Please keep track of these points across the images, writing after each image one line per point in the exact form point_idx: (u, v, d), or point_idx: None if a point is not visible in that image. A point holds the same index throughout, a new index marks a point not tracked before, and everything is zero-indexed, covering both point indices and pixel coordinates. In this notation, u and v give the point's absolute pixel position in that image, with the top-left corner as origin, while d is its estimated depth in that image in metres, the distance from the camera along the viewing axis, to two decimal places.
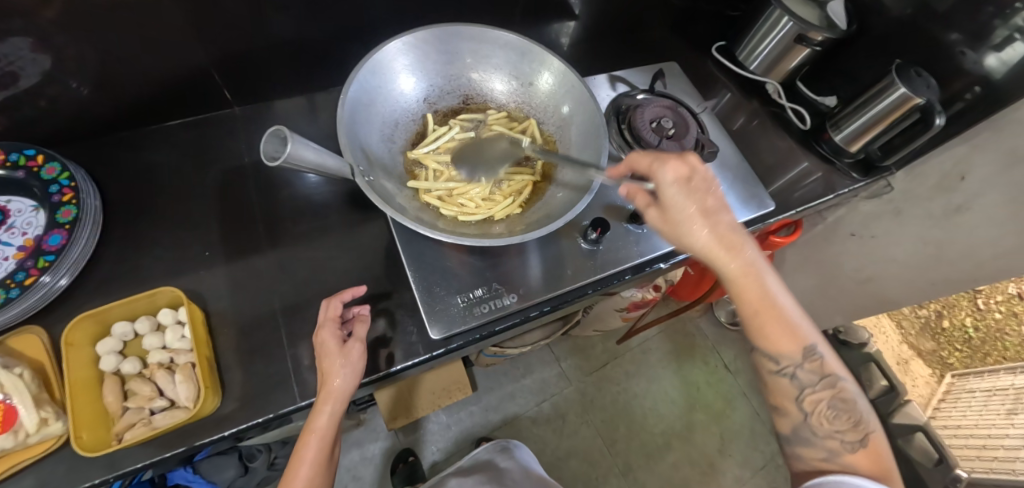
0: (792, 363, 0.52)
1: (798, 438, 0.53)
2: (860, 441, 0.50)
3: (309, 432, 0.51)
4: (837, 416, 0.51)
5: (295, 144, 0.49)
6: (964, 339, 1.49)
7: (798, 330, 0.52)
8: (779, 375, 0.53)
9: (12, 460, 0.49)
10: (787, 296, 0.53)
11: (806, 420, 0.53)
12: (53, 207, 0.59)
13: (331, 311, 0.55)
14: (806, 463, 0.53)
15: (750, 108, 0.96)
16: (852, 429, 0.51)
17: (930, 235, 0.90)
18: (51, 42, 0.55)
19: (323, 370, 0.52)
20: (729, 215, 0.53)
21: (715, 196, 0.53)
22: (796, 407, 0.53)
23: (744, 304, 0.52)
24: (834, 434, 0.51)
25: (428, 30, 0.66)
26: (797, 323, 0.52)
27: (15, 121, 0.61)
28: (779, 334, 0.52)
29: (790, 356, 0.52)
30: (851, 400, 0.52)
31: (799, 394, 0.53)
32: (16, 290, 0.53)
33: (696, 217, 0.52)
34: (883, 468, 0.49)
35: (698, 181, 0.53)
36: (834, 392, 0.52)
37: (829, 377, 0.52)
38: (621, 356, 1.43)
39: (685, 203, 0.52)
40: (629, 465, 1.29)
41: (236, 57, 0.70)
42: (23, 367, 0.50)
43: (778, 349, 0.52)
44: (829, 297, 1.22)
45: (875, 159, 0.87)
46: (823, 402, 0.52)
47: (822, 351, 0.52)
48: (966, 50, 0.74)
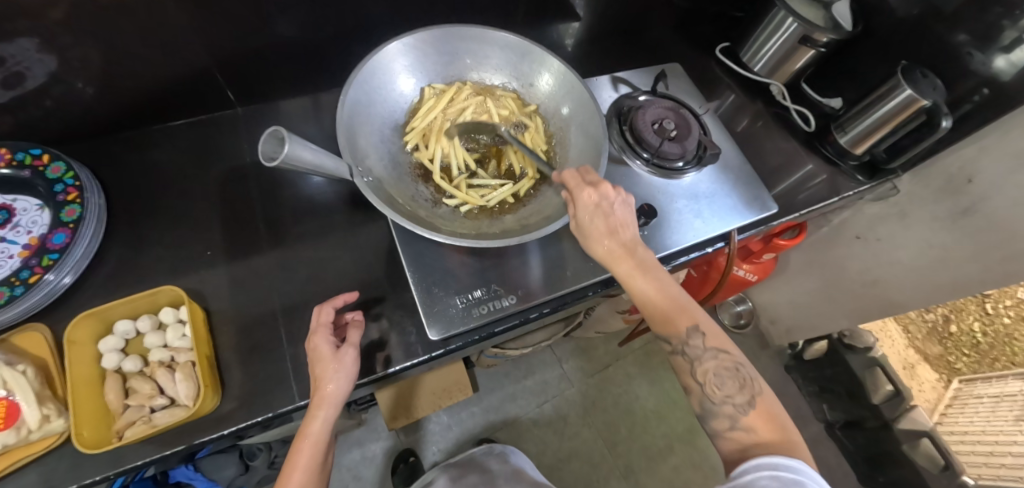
0: (681, 342, 0.53)
1: (705, 413, 0.52)
2: (749, 404, 0.50)
3: (302, 439, 0.51)
4: (725, 382, 0.51)
5: (293, 144, 0.49)
6: (972, 343, 1.45)
7: (680, 314, 0.53)
8: (676, 355, 0.54)
9: (14, 456, 0.50)
10: (675, 288, 0.55)
11: (704, 392, 0.52)
12: (58, 206, 0.59)
13: (323, 317, 0.55)
14: (721, 439, 0.51)
15: (754, 109, 0.95)
16: (740, 392, 0.50)
17: (937, 238, 0.89)
18: (56, 43, 0.56)
19: (315, 375, 0.52)
20: (631, 229, 0.56)
21: (615, 214, 0.55)
22: (695, 382, 0.53)
23: (637, 299, 0.55)
24: (726, 400, 0.50)
25: (428, 31, 0.66)
26: (681, 309, 0.53)
27: (22, 121, 0.62)
28: (666, 314, 0.53)
29: (677, 335, 0.53)
30: (736, 365, 0.52)
31: (693, 368, 0.52)
32: (20, 288, 0.54)
33: (599, 229, 0.55)
34: (782, 430, 0.48)
35: (605, 207, 0.55)
36: (719, 362, 0.52)
37: (714, 350, 0.52)
38: (624, 358, 1.43)
39: (589, 218, 0.55)
40: (630, 468, 1.29)
41: (239, 58, 0.70)
42: (26, 364, 0.51)
43: (670, 330, 0.53)
44: (834, 301, 1.21)
45: (880, 161, 0.86)
46: (711, 372, 0.52)
47: (708, 328, 0.53)
48: (973, 52, 0.72)
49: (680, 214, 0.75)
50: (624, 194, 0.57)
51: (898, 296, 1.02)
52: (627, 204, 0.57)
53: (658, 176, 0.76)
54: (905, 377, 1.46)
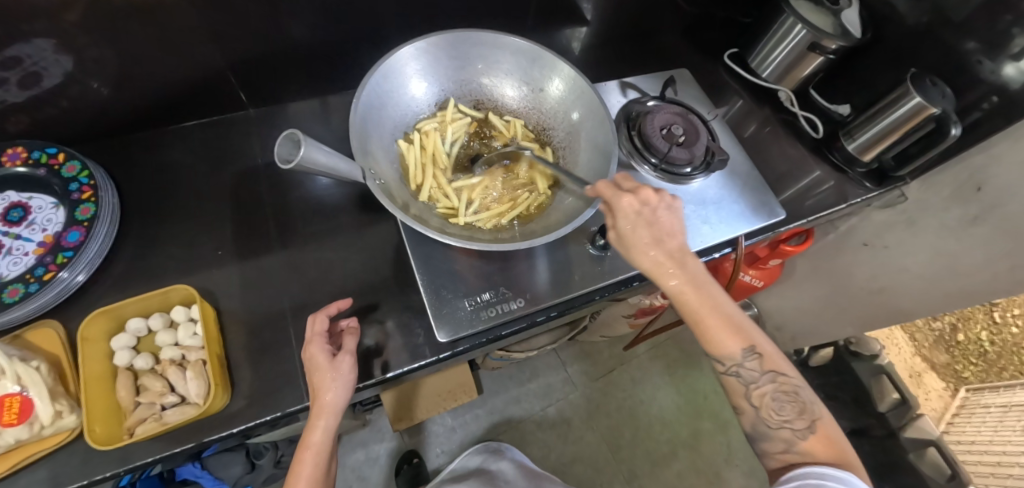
0: (735, 363, 0.52)
1: (758, 433, 0.53)
2: (807, 429, 0.50)
3: (304, 449, 0.52)
4: (784, 407, 0.51)
5: (308, 147, 0.50)
6: (979, 352, 1.46)
7: (740, 334, 0.52)
8: (727, 375, 0.53)
9: (27, 451, 0.50)
10: (732, 305, 0.53)
11: (759, 415, 0.52)
12: (73, 205, 0.60)
13: (318, 326, 0.55)
14: (771, 458, 0.52)
15: (762, 115, 0.95)
16: (800, 417, 0.51)
17: (945, 246, 0.89)
18: (74, 44, 0.57)
19: (313, 384, 0.52)
20: (677, 238, 0.53)
21: (661, 225, 0.52)
22: (748, 403, 0.53)
23: (688, 317, 0.52)
24: (784, 425, 0.51)
25: (441, 35, 0.66)
26: (740, 328, 0.52)
27: (38, 120, 0.63)
28: (721, 336, 0.52)
29: (733, 357, 0.52)
30: (795, 389, 0.52)
31: (747, 390, 0.52)
32: (35, 285, 0.55)
33: (645, 241, 0.51)
34: (840, 453, 0.49)
35: (647, 214, 0.52)
36: (776, 385, 0.52)
37: (772, 374, 0.52)
38: (628, 362, 1.42)
39: (637, 231, 0.52)
40: (633, 473, 1.28)
41: (252, 60, 0.71)
42: (40, 360, 0.52)
43: (724, 351, 0.52)
44: (840, 308, 1.20)
45: (888, 169, 0.86)
46: (768, 396, 0.52)
47: (763, 349, 0.52)
48: (982, 59, 0.73)
49: (687, 219, 0.75)
50: (669, 199, 0.54)
51: (906, 304, 1.02)
52: (673, 210, 0.53)
53: (665, 181, 0.76)
54: (912, 386, 1.43)
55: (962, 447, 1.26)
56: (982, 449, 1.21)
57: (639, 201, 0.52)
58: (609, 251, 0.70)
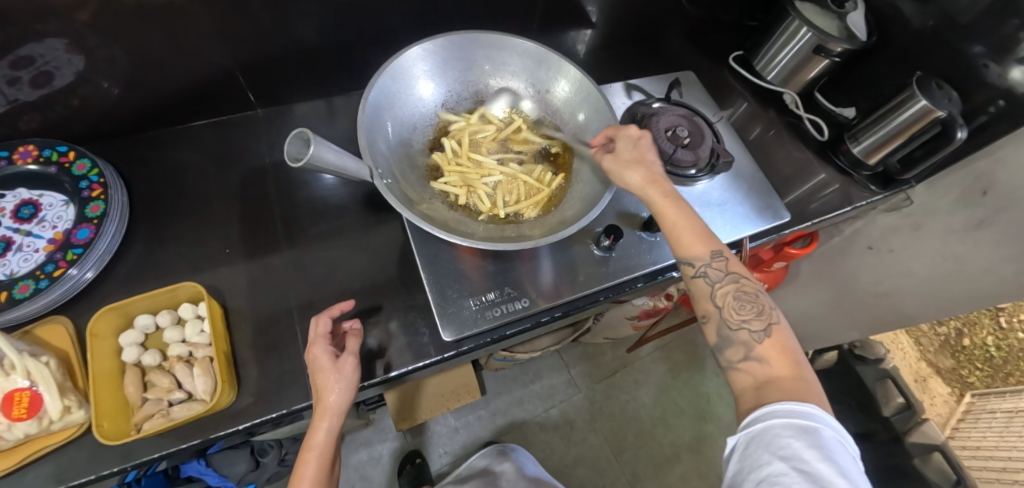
0: (703, 262, 0.55)
1: (722, 341, 0.52)
2: (765, 330, 0.51)
3: (308, 450, 0.52)
4: (743, 306, 0.52)
5: (317, 145, 0.50)
6: (985, 357, 1.43)
7: (706, 235, 0.56)
8: (696, 278, 0.55)
9: (36, 445, 0.51)
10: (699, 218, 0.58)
11: (722, 316, 0.53)
12: (83, 202, 0.61)
13: (320, 327, 0.55)
14: (733, 370, 0.51)
15: (767, 118, 0.95)
16: (757, 319, 0.52)
17: (950, 250, 0.88)
18: (85, 44, 0.58)
19: (317, 386, 0.52)
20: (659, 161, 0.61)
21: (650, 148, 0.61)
22: (713, 305, 0.54)
23: (663, 221, 0.57)
24: (743, 326, 0.51)
25: (448, 37, 0.67)
26: (706, 232, 0.56)
27: (50, 119, 0.64)
28: (691, 237, 0.56)
29: (700, 258, 0.55)
30: (757, 292, 0.53)
31: (711, 289, 0.54)
32: (45, 281, 0.55)
33: (634, 162, 0.60)
34: (796, 366, 0.48)
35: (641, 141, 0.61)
36: (740, 286, 0.54)
37: (735, 274, 0.54)
38: (631, 364, 1.42)
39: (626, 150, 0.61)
40: (636, 475, 1.28)
41: (260, 61, 0.72)
42: (49, 356, 0.52)
43: (692, 253, 0.55)
44: (845, 311, 1.20)
45: (893, 173, 0.85)
46: (730, 295, 0.53)
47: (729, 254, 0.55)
48: (989, 63, 0.73)
49: None
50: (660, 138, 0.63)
51: (911, 308, 1.01)
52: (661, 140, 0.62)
53: (673, 181, 0.77)
54: (917, 391, 1.45)
55: (967, 453, 1.26)
56: (988, 455, 1.20)
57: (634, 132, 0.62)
58: (614, 252, 0.70)
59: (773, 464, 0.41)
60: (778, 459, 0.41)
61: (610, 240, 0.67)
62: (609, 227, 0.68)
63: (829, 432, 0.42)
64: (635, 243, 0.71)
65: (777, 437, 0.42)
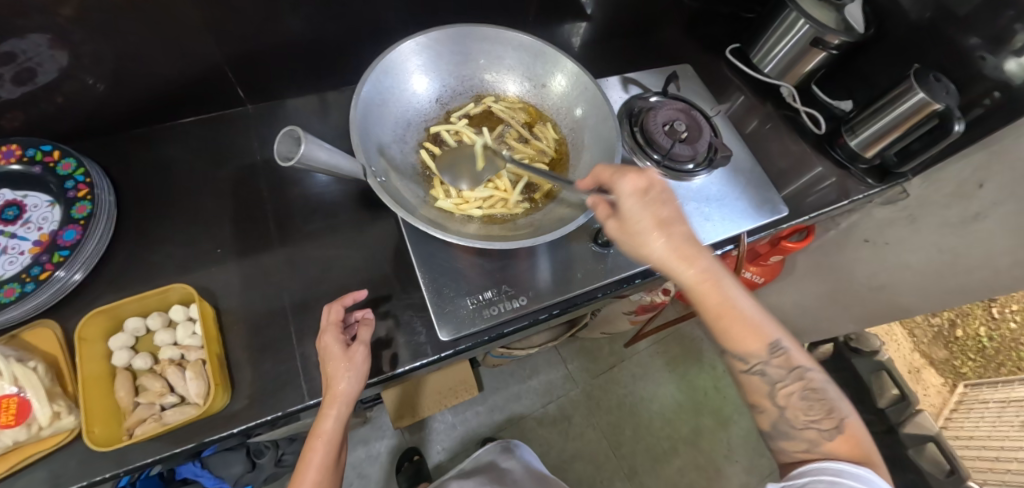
0: (759, 360, 0.52)
1: (777, 433, 0.53)
2: (835, 429, 0.50)
3: (315, 437, 0.51)
4: (811, 407, 0.51)
5: (309, 144, 0.48)
6: (977, 348, 1.45)
7: (758, 327, 0.52)
8: (751, 375, 0.53)
9: (24, 453, 0.50)
10: (746, 297, 0.52)
11: (784, 415, 0.53)
12: (69, 203, 0.59)
13: (333, 315, 0.54)
14: (789, 455, 0.53)
15: (763, 111, 0.95)
16: (826, 417, 0.51)
17: (947, 242, 0.88)
18: (68, 39, 0.56)
19: (328, 373, 0.52)
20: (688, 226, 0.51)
21: (674, 211, 0.50)
22: (772, 403, 0.53)
23: (703, 308, 0.52)
24: (810, 425, 0.51)
25: (443, 30, 0.66)
26: (757, 321, 0.52)
27: (33, 117, 0.62)
28: (745, 334, 0.52)
29: (756, 355, 0.52)
30: (821, 388, 0.52)
31: (773, 389, 0.53)
32: (31, 285, 0.54)
33: (659, 230, 0.50)
34: (863, 449, 0.49)
35: (660, 199, 0.50)
36: (803, 383, 0.52)
37: (798, 369, 0.52)
38: (628, 359, 1.42)
39: (642, 216, 0.50)
40: (634, 469, 1.29)
41: (250, 56, 0.70)
42: (37, 361, 0.51)
43: (748, 351, 0.52)
44: (840, 304, 1.20)
45: (891, 167, 0.85)
46: (795, 395, 0.52)
47: (789, 345, 0.52)
48: (986, 56, 0.72)
49: (689, 216, 0.74)
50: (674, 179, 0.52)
51: (906, 301, 1.02)
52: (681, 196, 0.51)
53: (669, 177, 0.76)
54: (911, 381, 1.44)
55: (961, 442, 1.27)
56: (981, 444, 1.22)
57: (642, 183, 0.50)
58: (612, 249, 0.69)
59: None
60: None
61: None
62: None
63: None
64: None
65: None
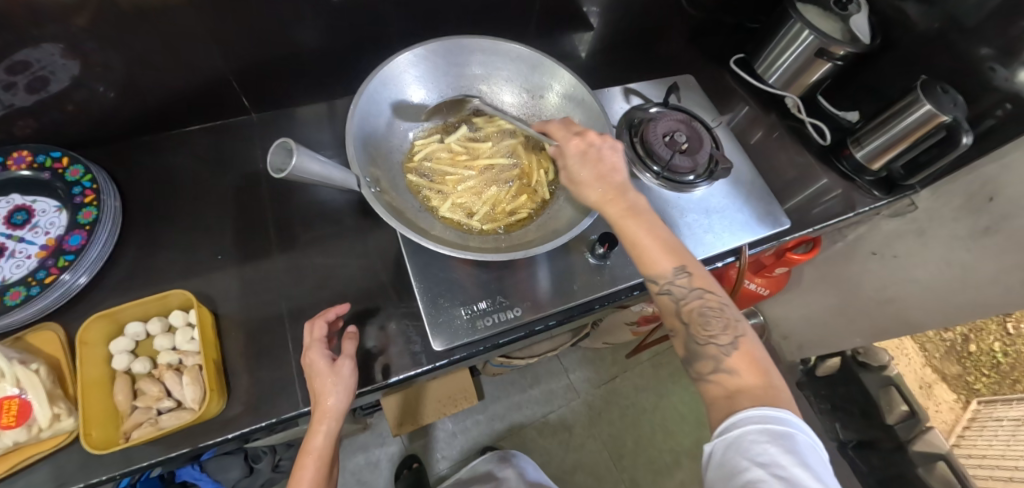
0: (667, 280, 0.52)
1: (690, 355, 0.51)
2: (732, 344, 0.49)
3: (306, 454, 0.51)
4: (710, 321, 0.51)
5: (301, 156, 0.49)
6: (992, 364, 1.38)
7: (670, 251, 0.53)
8: (661, 295, 0.53)
9: (25, 453, 0.50)
10: (665, 230, 0.54)
11: (690, 333, 0.51)
12: (76, 208, 0.61)
13: (316, 332, 0.55)
14: (704, 383, 0.50)
15: (768, 122, 0.94)
16: (724, 333, 0.50)
17: (955, 256, 0.86)
18: (80, 49, 0.57)
19: (315, 389, 0.52)
20: (621, 172, 0.57)
21: (607, 161, 0.56)
22: (679, 322, 0.52)
23: (626, 240, 0.54)
24: (710, 340, 0.50)
25: (440, 42, 0.66)
26: (671, 246, 0.53)
27: (45, 124, 0.64)
28: (653, 255, 0.53)
29: (665, 274, 0.52)
30: (722, 305, 0.51)
31: (677, 307, 0.52)
32: (37, 288, 0.55)
33: (590, 178, 0.56)
34: (764, 374, 0.48)
35: (593, 153, 0.57)
36: (705, 301, 0.51)
37: (700, 289, 0.51)
38: (631, 369, 1.41)
39: (579, 168, 0.56)
40: (635, 482, 1.27)
41: (256, 66, 0.71)
42: (39, 363, 0.52)
43: (657, 271, 0.52)
44: (847, 318, 1.18)
45: (897, 178, 0.84)
46: (696, 311, 0.51)
47: (693, 265, 0.53)
48: (996, 67, 0.71)
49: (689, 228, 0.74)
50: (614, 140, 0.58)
51: (914, 315, 1.00)
52: (617, 149, 0.57)
53: (669, 188, 0.75)
54: (922, 397, 1.41)
55: (974, 462, 1.24)
56: (994, 464, 1.18)
57: (584, 145, 0.57)
58: (609, 261, 0.69)
59: (750, 470, 0.40)
60: (756, 465, 0.40)
61: (605, 247, 0.66)
62: (604, 235, 0.67)
63: (801, 436, 0.42)
64: (631, 251, 0.70)
65: (753, 443, 0.41)
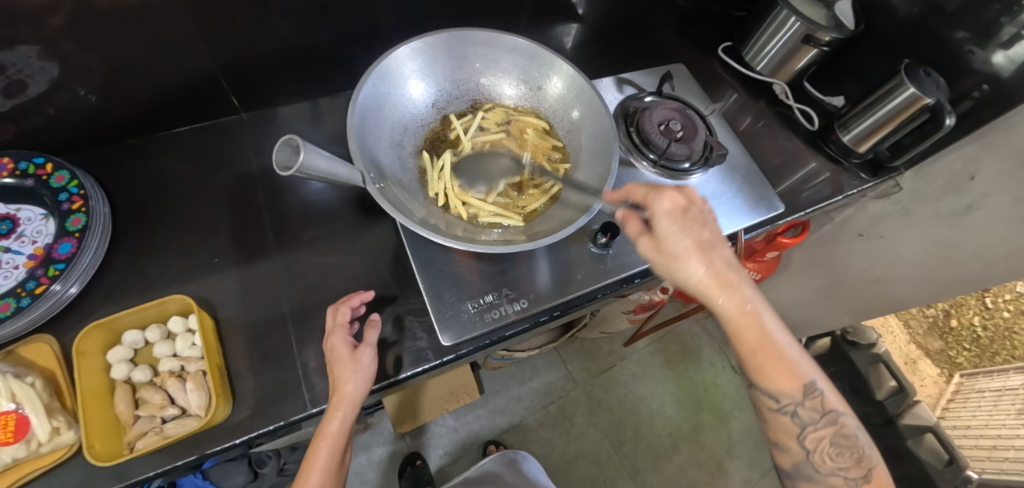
0: (793, 401, 0.53)
1: (801, 473, 0.54)
2: (863, 477, 0.52)
3: (321, 438, 0.51)
4: (840, 453, 0.52)
5: (306, 153, 0.48)
6: (972, 338, 1.46)
7: (796, 366, 0.52)
8: (781, 413, 0.54)
9: (26, 468, 0.49)
10: (785, 334, 0.53)
11: (809, 459, 0.54)
12: (63, 215, 0.59)
13: (340, 316, 0.55)
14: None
15: (757, 108, 0.95)
16: (855, 466, 0.52)
17: (939, 234, 0.89)
18: (59, 49, 0.55)
19: (334, 375, 0.52)
20: (726, 250, 0.53)
21: (711, 235, 0.53)
22: (798, 443, 0.54)
23: (741, 344, 0.52)
24: (836, 472, 0.52)
25: (438, 35, 0.65)
26: (796, 360, 0.53)
27: (25, 129, 0.62)
28: (777, 370, 0.52)
29: (790, 395, 0.52)
30: (852, 436, 0.53)
31: (801, 431, 0.53)
32: (27, 299, 0.53)
33: (698, 253, 0.51)
34: None
35: (694, 212, 0.53)
36: (836, 429, 0.53)
37: (832, 413, 0.53)
38: (628, 358, 1.43)
39: (680, 236, 0.52)
40: (637, 467, 1.29)
41: (243, 63, 0.70)
42: (35, 377, 0.51)
43: (782, 390, 0.52)
44: (836, 298, 1.21)
45: (884, 159, 0.86)
46: (826, 440, 0.53)
47: (823, 388, 0.53)
48: (974, 49, 0.73)
49: None
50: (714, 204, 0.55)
51: (901, 293, 1.03)
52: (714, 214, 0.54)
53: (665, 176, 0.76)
54: (908, 373, 1.45)
55: (958, 432, 1.28)
56: (979, 434, 1.23)
57: (681, 200, 0.52)
58: (611, 249, 0.69)
59: None
60: None
61: (608, 237, 0.67)
62: (606, 224, 0.68)
63: None
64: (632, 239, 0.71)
65: None
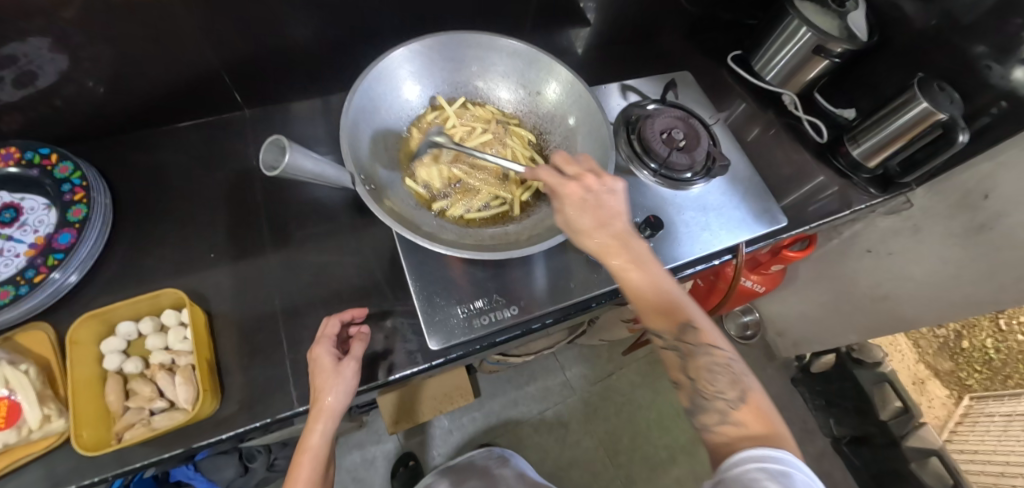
0: (673, 337, 0.51)
1: (694, 408, 0.51)
2: (740, 400, 0.49)
3: (302, 453, 0.50)
4: (717, 377, 0.50)
5: (294, 153, 0.48)
6: (983, 360, 1.37)
7: (674, 306, 0.51)
8: (666, 350, 0.52)
9: (15, 455, 0.50)
10: (671, 281, 0.53)
11: (695, 387, 0.51)
12: (65, 206, 0.59)
13: (329, 328, 0.55)
14: (708, 432, 0.49)
15: (765, 119, 0.94)
16: (732, 387, 0.50)
17: (951, 254, 0.87)
18: (69, 43, 0.56)
19: (313, 387, 0.51)
20: (623, 218, 0.52)
21: (607, 207, 0.52)
22: (685, 376, 0.52)
23: (627, 291, 0.52)
24: (718, 395, 0.50)
25: (435, 37, 0.65)
26: (675, 300, 0.52)
27: (32, 120, 0.63)
28: (658, 310, 0.51)
29: (671, 331, 0.51)
30: (727, 361, 0.51)
31: (684, 363, 0.52)
32: (25, 287, 0.54)
33: (590, 224, 0.51)
34: (770, 423, 0.47)
35: (592, 200, 0.51)
36: (711, 357, 0.51)
37: (709, 344, 0.51)
38: (627, 366, 1.41)
39: (576, 210, 0.52)
40: (632, 478, 1.28)
41: (247, 61, 0.70)
42: (29, 364, 0.51)
43: (661, 328, 0.51)
44: (843, 314, 1.18)
45: (894, 176, 0.84)
46: (703, 367, 0.51)
47: (700, 323, 0.52)
48: (991, 64, 0.71)
49: (687, 226, 0.74)
50: (614, 179, 0.53)
51: (907, 313, 1.01)
52: (618, 188, 0.53)
53: (666, 186, 0.75)
54: (915, 393, 1.43)
55: (965, 457, 1.25)
56: (986, 459, 1.19)
57: (585, 182, 0.52)
58: None
59: None
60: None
61: None
62: None
63: (800, 475, 0.41)
64: None
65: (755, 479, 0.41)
